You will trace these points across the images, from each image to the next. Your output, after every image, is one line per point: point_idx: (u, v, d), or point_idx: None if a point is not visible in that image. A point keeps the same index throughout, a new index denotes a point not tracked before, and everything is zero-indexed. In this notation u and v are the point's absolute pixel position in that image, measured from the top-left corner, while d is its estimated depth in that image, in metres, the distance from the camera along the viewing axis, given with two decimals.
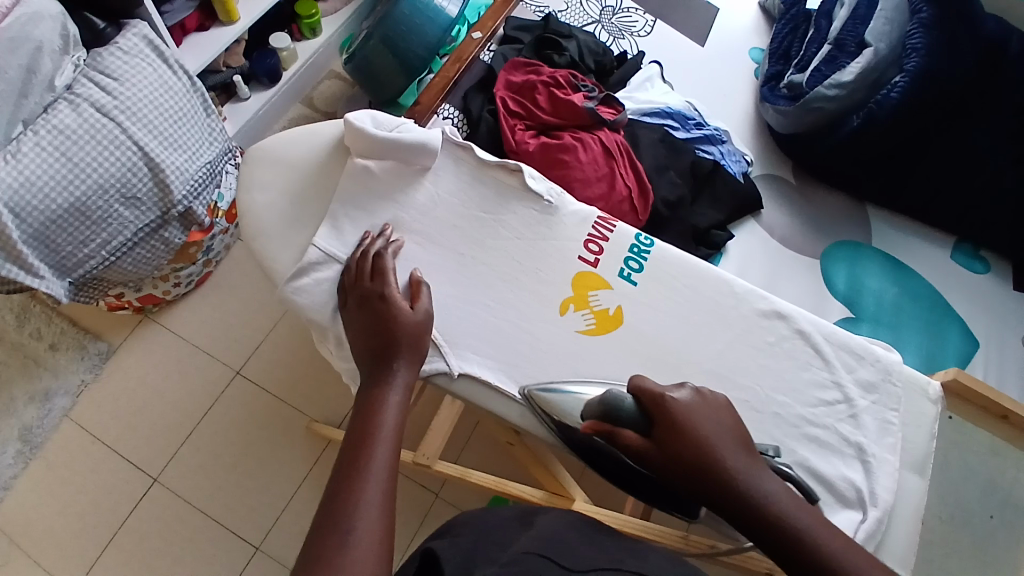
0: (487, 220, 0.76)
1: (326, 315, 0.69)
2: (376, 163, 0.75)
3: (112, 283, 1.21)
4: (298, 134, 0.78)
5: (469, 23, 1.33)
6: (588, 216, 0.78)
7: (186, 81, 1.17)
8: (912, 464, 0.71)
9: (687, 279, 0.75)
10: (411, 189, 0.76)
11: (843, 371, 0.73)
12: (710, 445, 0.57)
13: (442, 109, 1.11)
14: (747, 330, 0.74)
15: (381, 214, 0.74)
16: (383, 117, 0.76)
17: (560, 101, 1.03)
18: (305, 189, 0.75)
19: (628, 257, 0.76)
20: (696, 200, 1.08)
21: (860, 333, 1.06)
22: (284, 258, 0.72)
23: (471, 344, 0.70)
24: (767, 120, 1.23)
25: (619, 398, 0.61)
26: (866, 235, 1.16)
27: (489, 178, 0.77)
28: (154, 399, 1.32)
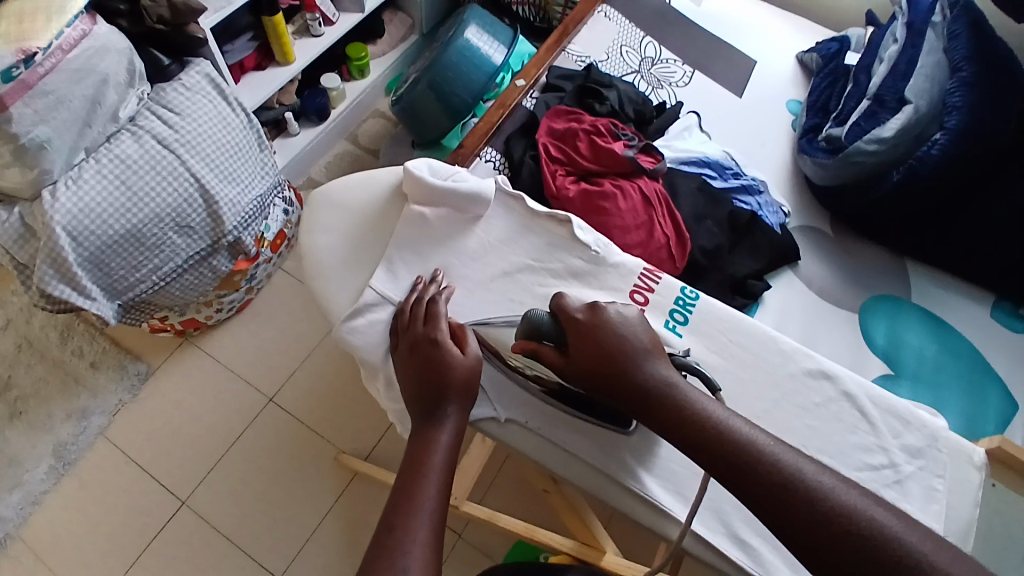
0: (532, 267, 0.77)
1: (374, 354, 0.71)
2: (431, 210, 0.78)
3: (159, 307, 1.25)
4: (360, 179, 0.82)
5: (513, 69, 1.38)
6: (634, 268, 0.79)
7: (243, 118, 1.23)
8: (959, 535, 0.69)
9: (733, 334, 0.75)
10: (459, 233, 0.78)
11: (889, 435, 0.72)
12: (620, 349, 0.65)
13: (485, 152, 1.14)
14: (792, 390, 0.73)
15: (430, 257, 0.76)
16: (439, 166, 0.79)
17: (601, 149, 1.06)
18: (363, 233, 0.78)
19: (674, 308, 0.76)
20: (733, 248, 1.09)
21: (898, 390, 1.04)
22: (336, 296, 0.75)
23: (516, 391, 0.72)
24: (805, 172, 1.24)
25: (535, 316, 0.69)
26: (904, 290, 1.16)
27: (541, 228, 0.79)
28: (187, 421, 1.35)
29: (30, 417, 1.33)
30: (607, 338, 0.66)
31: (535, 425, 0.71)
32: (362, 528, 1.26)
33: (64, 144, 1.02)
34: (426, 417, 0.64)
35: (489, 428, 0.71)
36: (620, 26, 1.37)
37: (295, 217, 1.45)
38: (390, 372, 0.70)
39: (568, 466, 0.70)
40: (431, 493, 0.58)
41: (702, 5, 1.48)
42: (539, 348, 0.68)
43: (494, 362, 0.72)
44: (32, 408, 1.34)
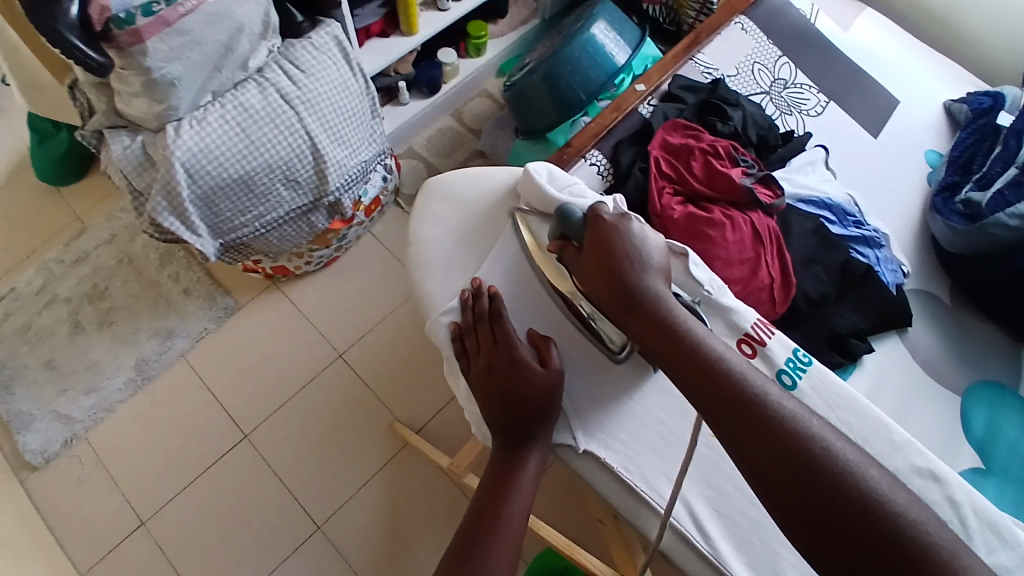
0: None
1: (461, 346, 0.70)
2: (546, 218, 0.75)
3: (255, 251, 1.31)
4: (477, 175, 0.81)
5: (634, 71, 1.33)
6: (745, 317, 0.74)
7: (362, 84, 1.26)
8: None
9: (839, 411, 0.70)
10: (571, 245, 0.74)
11: (982, 550, 0.65)
12: (625, 260, 0.67)
13: (591, 154, 1.11)
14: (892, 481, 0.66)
15: (542, 271, 0.74)
16: (557, 173, 0.77)
17: (716, 172, 1.00)
18: (473, 229, 0.78)
19: (783, 370, 0.72)
20: (840, 300, 1.02)
21: (988, 486, 0.97)
22: (432, 286, 0.75)
23: (599, 421, 0.71)
24: (933, 231, 1.14)
25: (566, 212, 0.71)
26: (1016, 379, 1.06)
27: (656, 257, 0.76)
28: (260, 361, 1.41)
29: (123, 329, 1.43)
30: (619, 245, 0.67)
31: (612, 463, 0.69)
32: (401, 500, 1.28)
33: (194, 84, 1.07)
34: (509, 446, 0.66)
35: (567, 455, 0.71)
36: (756, 42, 1.29)
37: (391, 185, 1.48)
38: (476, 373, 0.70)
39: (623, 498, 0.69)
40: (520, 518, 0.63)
41: (849, 32, 1.37)
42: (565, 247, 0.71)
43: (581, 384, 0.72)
44: (127, 320, 1.44)
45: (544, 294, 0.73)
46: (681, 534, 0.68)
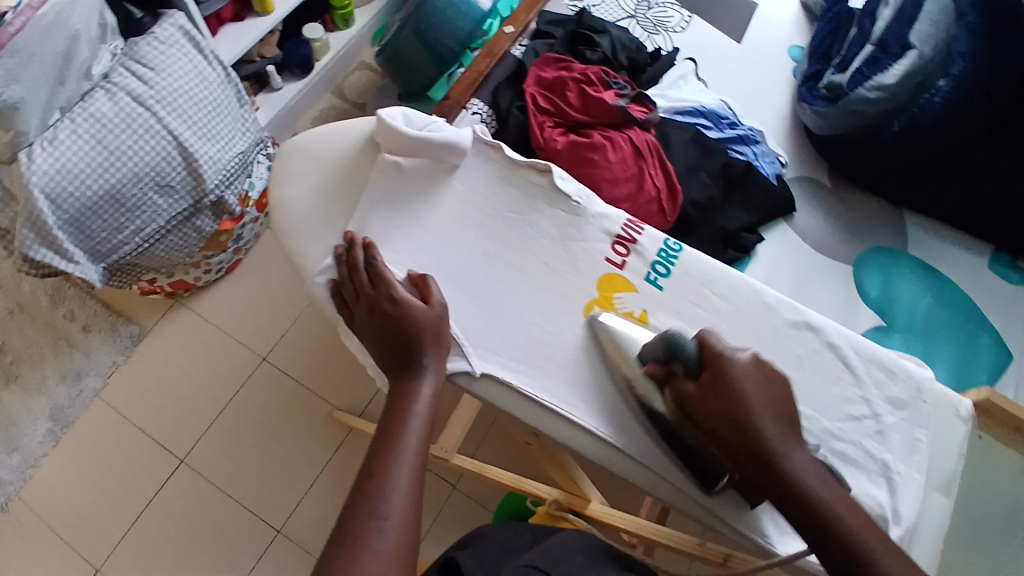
0: (506, 216, 0.73)
1: (344, 297, 0.68)
2: (406, 159, 0.73)
3: (145, 269, 1.24)
4: (334, 129, 0.77)
5: (501, 15, 1.32)
6: (615, 219, 0.74)
7: (221, 72, 1.20)
8: (939, 484, 0.67)
9: (717, 287, 0.71)
10: (439, 189, 0.74)
11: (872, 387, 0.68)
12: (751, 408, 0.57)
13: (472, 104, 1.08)
14: (775, 342, 0.68)
15: (413, 215, 0.72)
16: (414, 115, 0.74)
17: (590, 98, 1.01)
18: (337, 184, 0.74)
19: (657, 261, 0.71)
20: (726, 201, 1.07)
21: (890, 342, 1.05)
22: (306, 246, 0.72)
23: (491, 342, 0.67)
24: (803, 120, 1.20)
25: (679, 339, 0.61)
26: (900, 242, 1.16)
27: (519, 177, 0.75)
28: (182, 381, 1.35)
29: (28, 380, 1.33)
30: (746, 392, 0.57)
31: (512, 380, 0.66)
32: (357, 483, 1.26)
33: (38, 102, 0.98)
34: (400, 373, 0.63)
35: (464, 383, 0.67)
36: None
37: None
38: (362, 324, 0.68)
39: (546, 421, 0.65)
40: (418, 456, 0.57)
41: None
42: (671, 371, 0.62)
43: (460, 310, 0.68)
44: (30, 369, 1.34)
45: (421, 232, 0.71)
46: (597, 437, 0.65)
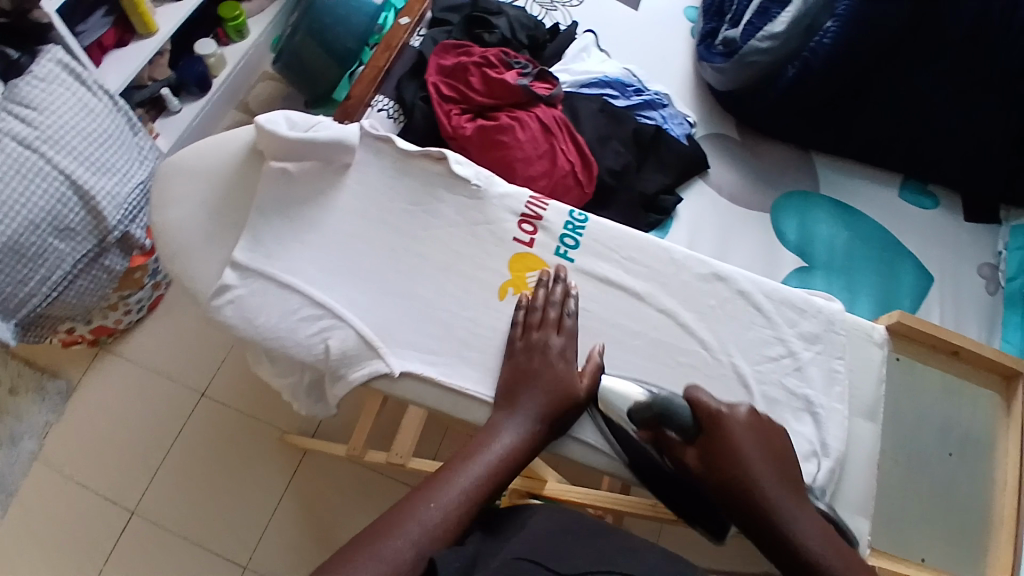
0: (411, 210, 0.67)
1: (255, 331, 0.61)
2: (294, 165, 0.65)
3: (59, 317, 1.17)
4: (213, 141, 0.68)
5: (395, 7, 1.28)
6: (518, 196, 0.70)
7: (107, 101, 1.13)
8: (862, 411, 0.68)
9: (624, 249, 0.69)
10: (333, 191, 0.67)
11: (785, 326, 0.69)
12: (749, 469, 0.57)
13: (376, 100, 1.07)
14: (689, 296, 0.68)
15: (306, 220, 0.65)
16: (297, 116, 0.66)
17: (493, 80, 1.00)
18: (222, 202, 0.66)
19: (564, 234, 0.69)
20: (642, 166, 1.10)
21: (815, 281, 1.10)
22: (193, 272, 0.63)
23: (406, 338, 0.63)
24: (706, 79, 1.23)
25: (668, 404, 0.60)
26: (814, 183, 1.20)
27: (416, 169, 0.69)
28: (123, 430, 1.28)
29: None
30: (745, 454, 0.57)
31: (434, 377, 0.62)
32: (321, 503, 1.23)
33: None
34: None
35: (384, 386, 0.62)
36: None
37: None
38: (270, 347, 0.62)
39: (473, 413, 0.62)
40: (468, 472, 0.56)
41: None
42: (661, 436, 0.60)
43: (370, 313, 0.63)
44: None
45: (314, 240, 0.64)
46: None
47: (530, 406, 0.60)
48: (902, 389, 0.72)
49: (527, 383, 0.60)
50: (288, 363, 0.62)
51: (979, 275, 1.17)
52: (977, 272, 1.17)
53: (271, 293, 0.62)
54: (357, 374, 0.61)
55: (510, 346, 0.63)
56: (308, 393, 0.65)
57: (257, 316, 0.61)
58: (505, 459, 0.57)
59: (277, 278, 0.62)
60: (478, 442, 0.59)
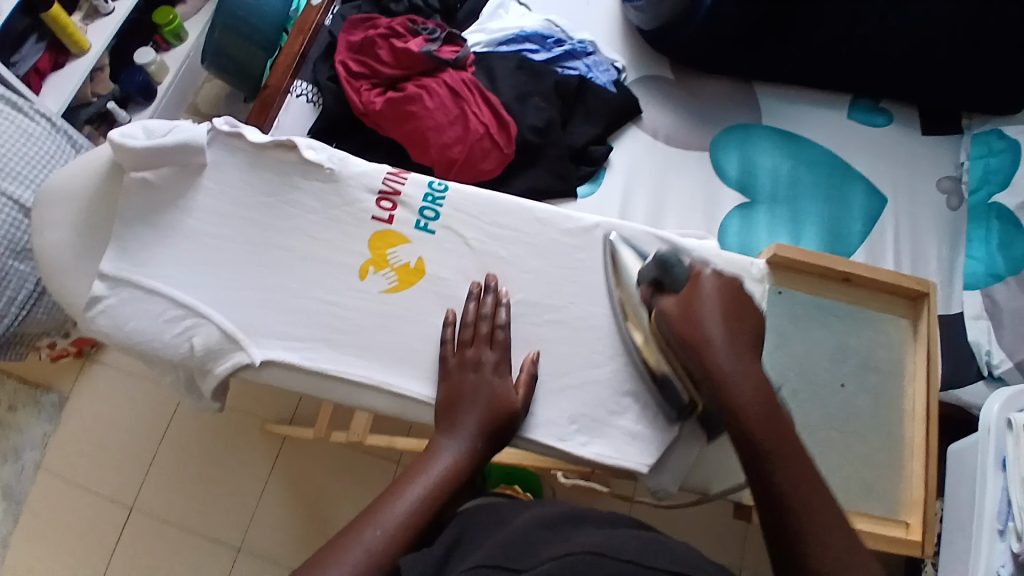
0: (267, 201, 0.69)
1: (126, 337, 0.64)
2: (152, 173, 0.68)
3: (34, 334, 1.22)
4: (76, 163, 0.71)
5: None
6: (376, 173, 0.71)
7: (46, 124, 1.16)
8: None
9: (489, 214, 0.70)
10: (191, 192, 0.68)
11: None
12: (711, 331, 0.56)
13: (295, 86, 1.07)
14: (555, 253, 0.70)
15: (165, 224, 0.67)
16: (154, 124, 0.68)
17: (399, 51, 0.99)
18: (89, 218, 0.68)
19: (423, 206, 0.69)
20: (569, 122, 1.08)
21: (758, 215, 1.07)
22: (71, 289, 0.67)
23: (269, 327, 0.65)
24: (632, 22, 1.18)
25: (666, 259, 0.62)
26: (755, 115, 1.15)
27: (271, 160, 0.70)
28: (113, 433, 1.36)
29: None
30: (704, 320, 0.56)
31: (306, 362, 0.64)
32: (305, 483, 1.29)
33: None
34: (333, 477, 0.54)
35: (251, 375, 0.65)
36: None
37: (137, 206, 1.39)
38: (145, 353, 0.65)
39: (335, 390, 0.64)
40: (413, 490, 0.53)
41: None
42: (658, 293, 0.62)
43: (231, 306, 0.65)
44: None
45: (178, 240, 0.67)
46: (396, 393, 0.64)
47: (472, 423, 0.58)
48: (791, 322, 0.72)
49: (460, 401, 0.60)
50: (161, 364, 0.65)
51: (939, 190, 1.10)
52: (937, 187, 1.10)
53: (136, 299, 0.64)
54: (222, 367, 0.64)
55: (443, 366, 0.63)
56: (191, 389, 0.68)
57: (127, 323, 0.64)
58: (450, 474, 0.55)
59: (140, 283, 0.65)
60: (419, 466, 0.56)
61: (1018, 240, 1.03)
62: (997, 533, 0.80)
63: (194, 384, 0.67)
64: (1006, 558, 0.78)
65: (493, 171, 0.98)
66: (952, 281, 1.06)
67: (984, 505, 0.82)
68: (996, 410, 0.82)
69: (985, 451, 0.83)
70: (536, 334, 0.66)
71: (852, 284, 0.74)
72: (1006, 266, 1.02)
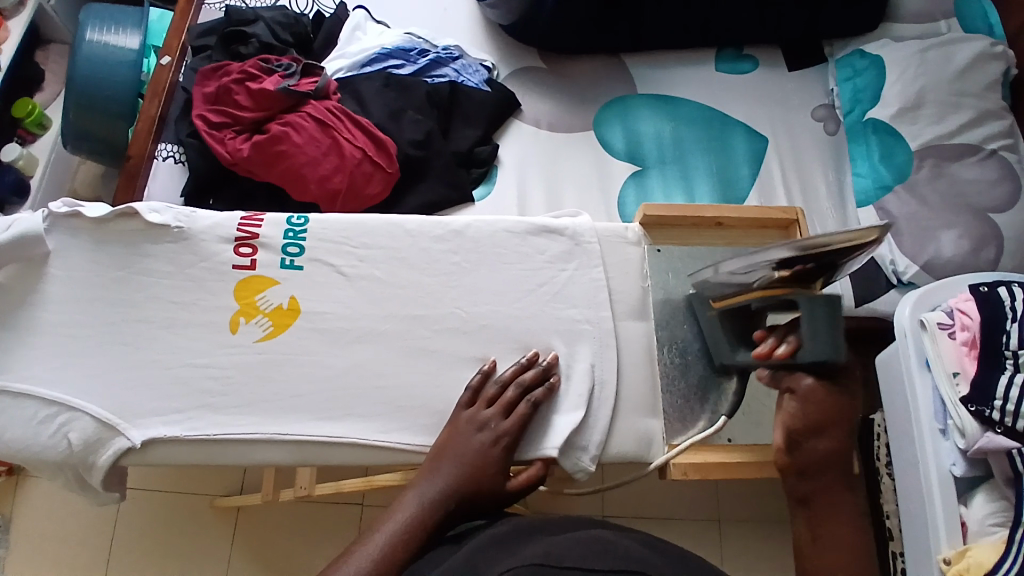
0: (118, 275, 0.66)
1: (3, 448, 0.61)
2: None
3: None
4: None
5: (157, 46, 1.21)
6: (230, 220, 0.69)
7: None
8: (629, 312, 0.71)
9: (359, 238, 0.70)
10: (39, 285, 0.65)
11: (538, 255, 0.71)
12: (843, 428, 0.57)
13: (159, 150, 1.03)
14: (433, 263, 0.70)
15: (21, 323, 0.64)
16: None
17: (256, 92, 0.96)
18: None
19: (286, 244, 0.68)
20: (450, 128, 1.07)
21: (652, 180, 1.08)
22: None
23: (148, 405, 0.62)
24: (490, 19, 1.19)
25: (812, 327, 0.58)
26: (631, 85, 1.17)
27: (116, 232, 0.67)
28: (63, 547, 1.24)
29: None
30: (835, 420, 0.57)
31: (191, 429, 0.62)
32: (270, 549, 1.22)
33: None
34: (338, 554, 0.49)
35: (137, 459, 0.62)
36: None
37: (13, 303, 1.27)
38: (26, 459, 0.61)
39: (230, 451, 0.62)
40: (380, 535, 0.50)
41: None
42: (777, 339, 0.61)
43: (106, 391, 0.62)
44: None
45: (36, 336, 0.64)
46: (301, 440, 0.63)
47: (448, 473, 0.56)
48: (675, 276, 0.73)
49: (457, 453, 0.59)
50: (46, 468, 0.62)
51: (815, 118, 1.15)
52: (812, 117, 1.15)
53: (7, 406, 0.61)
54: (105, 458, 0.61)
55: (455, 415, 0.62)
56: (86, 486, 0.64)
57: (3, 433, 0.61)
58: (420, 520, 0.52)
59: (8, 388, 0.61)
60: (390, 512, 0.53)
61: (897, 149, 1.05)
62: (940, 433, 0.78)
63: (86, 482, 0.64)
64: (956, 457, 0.75)
65: (380, 193, 0.97)
66: (845, 201, 1.09)
67: (917, 409, 0.79)
68: (909, 313, 0.81)
69: (906, 355, 0.81)
70: (427, 344, 0.66)
71: (726, 228, 0.77)
72: (891, 176, 1.04)
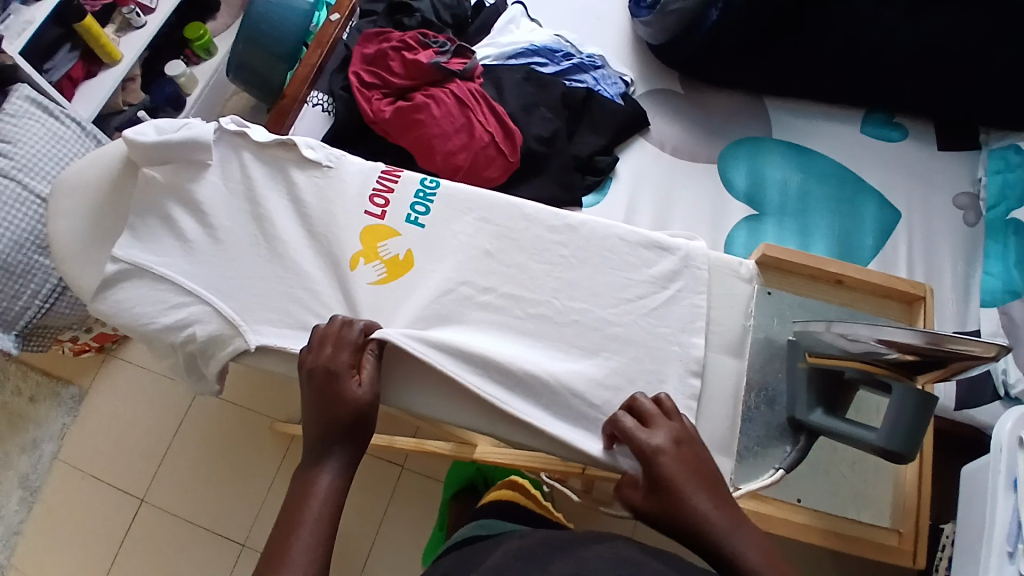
0: (263, 195, 0.73)
1: (129, 320, 0.68)
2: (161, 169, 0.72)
3: (57, 328, 1.17)
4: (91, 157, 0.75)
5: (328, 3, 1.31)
6: (370, 172, 0.76)
7: (76, 128, 1.17)
8: (722, 347, 0.70)
9: (477, 214, 0.74)
10: (194, 185, 0.73)
11: (642, 269, 0.72)
12: (694, 480, 0.56)
13: (311, 96, 1.12)
14: (540, 252, 0.72)
15: (169, 216, 0.71)
16: (165, 124, 0.74)
17: (409, 62, 1.02)
18: (106, 209, 0.73)
19: (413, 201, 0.74)
20: (576, 131, 1.10)
21: (764, 227, 1.06)
22: (78, 276, 0.72)
23: (259, 313, 0.68)
24: (640, 36, 1.20)
25: (903, 417, 0.57)
26: (766, 128, 1.15)
27: (270, 157, 0.75)
28: (130, 430, 1.35)
29: None
30: (673, 476, 0.56)
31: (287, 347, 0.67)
32: None
33: None
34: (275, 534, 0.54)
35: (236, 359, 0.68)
36: None
37: None
38: (146, 334, 0.68)
39: None
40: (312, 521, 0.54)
41: None
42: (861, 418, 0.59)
43: (227, 293, 0.69)
44: None
45: (186, 231, 0.71)
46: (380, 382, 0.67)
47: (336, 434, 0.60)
48: (778, 321, 0.71)
49: (348, 408, 0.60)
50: (162, 347, 0.69)
51: (955, 206, 1.07)
52: (952, 203, 1.07)
53: (144, 285, 0.69)
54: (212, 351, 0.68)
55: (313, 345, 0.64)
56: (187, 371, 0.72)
57: (133, 306, 0.68)
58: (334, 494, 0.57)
59: (150, 269, 0.69)
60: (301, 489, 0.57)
61: None
62: (1005, 557, 0.70)
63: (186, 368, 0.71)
64: None
65: (497, 178, 1.00)
66: (968, 297, 1.01)
67: (992, 526, 0.72)
68: (1007, 427, 0.73)
69: (996, 470, 0.74)
70: (516, 326, 0.69)
71: (846, 287, 0.74)
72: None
